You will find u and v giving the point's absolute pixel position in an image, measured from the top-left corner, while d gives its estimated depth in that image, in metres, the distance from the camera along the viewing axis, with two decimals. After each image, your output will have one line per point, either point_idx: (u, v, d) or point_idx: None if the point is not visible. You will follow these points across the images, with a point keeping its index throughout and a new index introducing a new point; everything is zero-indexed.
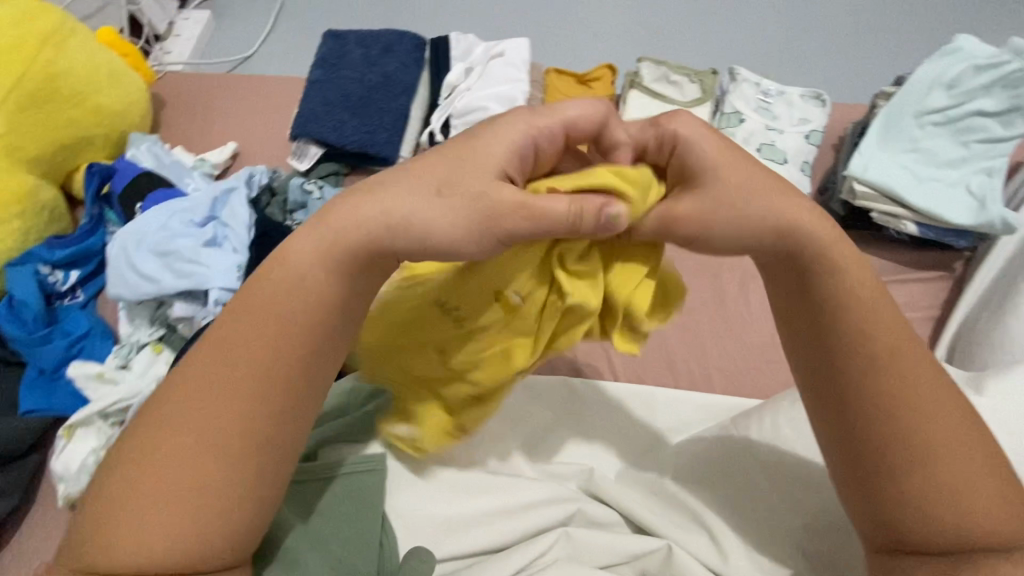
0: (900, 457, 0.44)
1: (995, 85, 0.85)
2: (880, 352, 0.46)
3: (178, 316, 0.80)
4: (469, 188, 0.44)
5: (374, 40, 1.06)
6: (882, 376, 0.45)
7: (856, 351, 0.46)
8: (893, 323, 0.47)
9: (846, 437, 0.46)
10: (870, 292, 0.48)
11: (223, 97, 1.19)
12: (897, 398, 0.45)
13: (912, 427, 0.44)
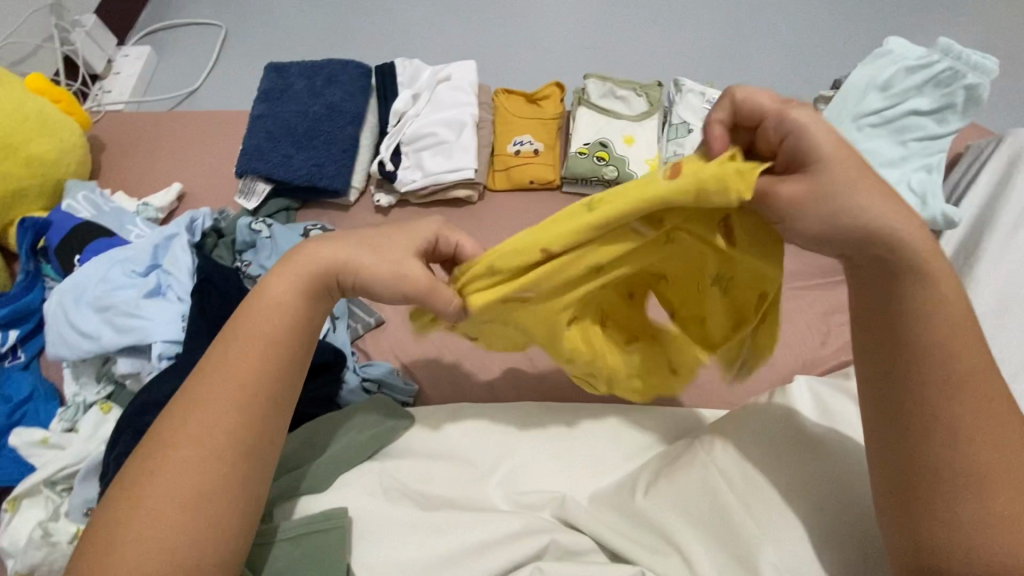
0: (949, 495, 0.44)
1: (927, 84, 0.86)
2: (956, 388, 0.45)
3: (123, 373, 0.75)
4: (394, 258, 0.54)
5: (318, 71, 1.05)
6: (960, 415, 0.45)
7: (935, 382, 0.45)
8: (973, 357, 0.46)
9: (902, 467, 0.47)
10: (957, 327, 0.46)
11: (165, 136, 1.15)
12: (965, 434, 0.45)
13: (974, 466, 0.44)
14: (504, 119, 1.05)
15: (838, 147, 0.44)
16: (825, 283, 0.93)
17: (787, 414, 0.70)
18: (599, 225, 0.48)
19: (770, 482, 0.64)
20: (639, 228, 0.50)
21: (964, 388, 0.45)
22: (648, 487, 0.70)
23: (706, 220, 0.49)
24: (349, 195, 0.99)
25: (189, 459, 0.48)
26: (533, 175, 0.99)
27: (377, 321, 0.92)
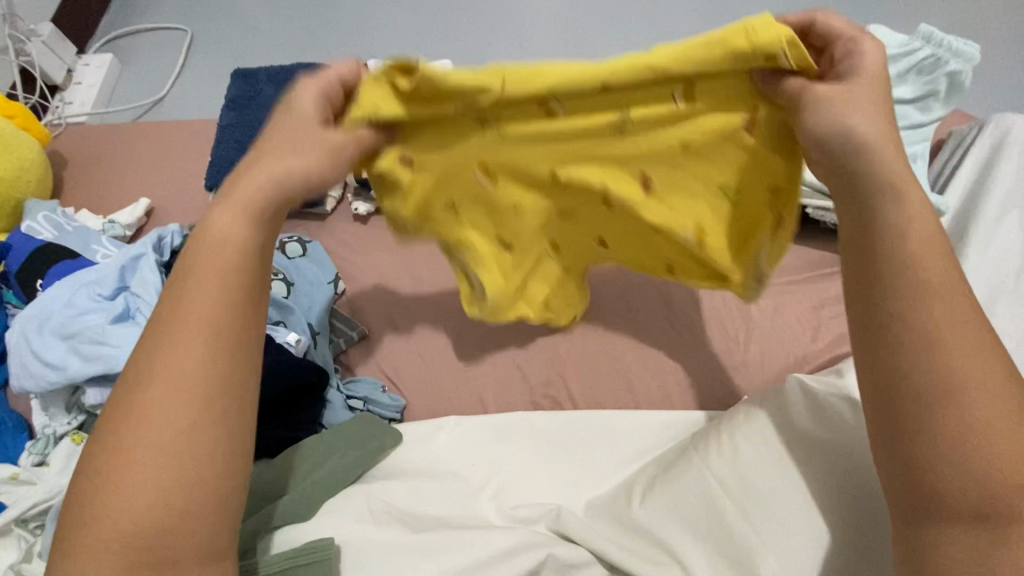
0: (930, 415, 0.41)
1: (909, 73, 0.83)
2: (945, 296, 0.43)
3: (92, 403, 0.72)
4: (293, 139, 0.51)
5: (287, 77, 1.01)
6: (947, 333, 0.42)
7: (907, 294, 0.43)
8: (958, 282, 0.43)
9: (881, 382, 0.43)
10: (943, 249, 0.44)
11: (131, 149, 1.10)
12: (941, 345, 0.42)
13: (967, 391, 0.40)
14: None
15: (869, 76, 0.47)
16: (814, 276, 0.92)
17: (780, 411, 0.69)
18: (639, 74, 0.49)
19: (768, 487, 0.62)
20: (676, 96, 0.51)
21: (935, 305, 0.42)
22: (643, 495, 0.69)
23: (745, 97, 0.51)
24: (326, 204, 0.98)
25: (162, 415, 0.42)
26: None
27: (360, 334, 0.88)
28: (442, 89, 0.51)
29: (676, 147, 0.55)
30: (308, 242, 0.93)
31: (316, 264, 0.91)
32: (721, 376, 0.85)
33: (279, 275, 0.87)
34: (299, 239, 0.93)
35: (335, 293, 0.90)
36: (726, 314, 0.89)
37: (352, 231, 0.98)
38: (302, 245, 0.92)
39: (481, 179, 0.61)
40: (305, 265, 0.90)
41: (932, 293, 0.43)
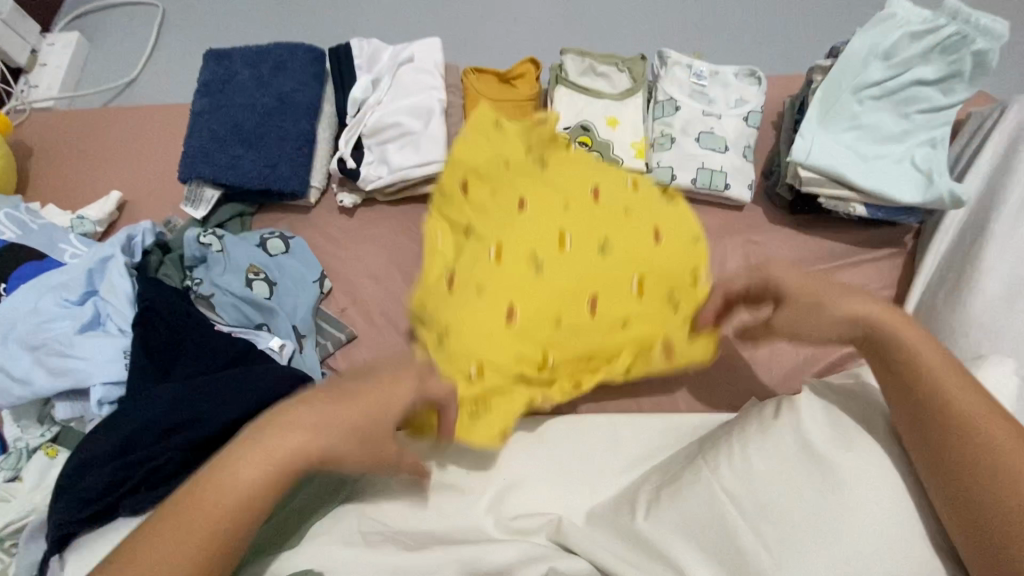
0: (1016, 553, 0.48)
1: (932, 52, 0.78)
2: (979, 424, 0.52)
3: (63, 418, 0.68)
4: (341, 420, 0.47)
5: (263, 57, 0.93)
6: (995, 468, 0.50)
7: (951, 428, 0.53)
8: (998, 424, 0.52)
9: (970, 530, 0.51)
10: (971, 393, 0.53)
11: (101, 137, 1.03)
12: (1000, 469, 0.50)
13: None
14: (474, 102, 0.95)
15: (866, 313, 0.57)
16: (826, 268, 0.88)
17: (798, 423, 0.62)
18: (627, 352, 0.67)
19: (780, 504, 0.58)
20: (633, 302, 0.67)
21: (966, 435, 0.52)
22: (648, 507, 0.65)
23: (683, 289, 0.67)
24: (310, 196, 0.90)
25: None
26: None
27: (348, 337, 0.83)
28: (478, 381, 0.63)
29: (617, 293, 0.64)
30: (291, 237, 0.87)
31: (300, 263, 0.85)
32: (727, 377, 0.82)
33: (261, 274, 0.82)
34: (280, 235, 0.86)
35: (322, 292, 0.85)
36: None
37: (337, 223, 0.91)
38: (285, 242, 0.86)
39: (491, 253, 0.64)
40: (288, 262, 0.84)
41: (954, 432, 0.53)
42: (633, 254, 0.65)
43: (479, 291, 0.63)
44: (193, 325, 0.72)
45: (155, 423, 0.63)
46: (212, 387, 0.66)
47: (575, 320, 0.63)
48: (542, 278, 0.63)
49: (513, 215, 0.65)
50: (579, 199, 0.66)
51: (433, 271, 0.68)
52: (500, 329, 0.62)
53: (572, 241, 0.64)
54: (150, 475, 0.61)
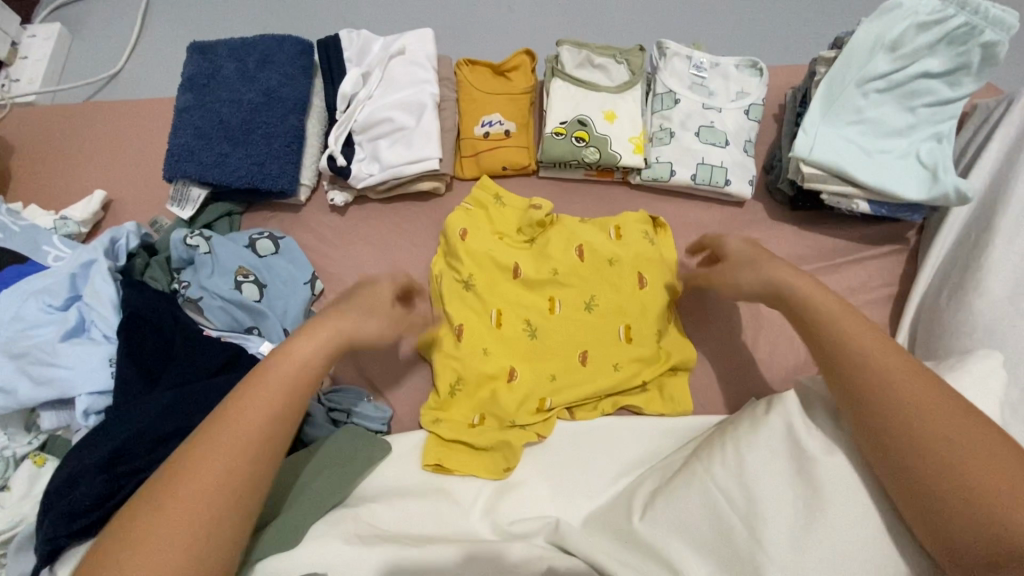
0: (923, 473, 0.50)
1: (940, 43, 0.75)
2: (878, 357, 0.56)
3: (48, 427, 0.67)
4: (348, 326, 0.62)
5: (249, 50, 0.90)
6: (897, 396, 0.53)
7: (852, 363, 0.57)
8: (891, 355, 0.56)
9: (888, 462, 0.52)
10: (874, 337, 0.58)
11: (84, 132, 1.00)
12: (900, 393, 0.53)
13: (934, 440, 0.50)
14: (468, 96, 0.93)
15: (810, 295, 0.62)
16: (827, 265, 0.87)
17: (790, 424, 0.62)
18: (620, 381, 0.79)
19: (777, 506, 0.57)
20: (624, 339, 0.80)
21: (863, 367, 0.56)
22: (644, 508, 0.65)
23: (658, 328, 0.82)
24: (299, 194, 0.88)
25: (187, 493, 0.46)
26: (506, 161, 0.90)
27: None
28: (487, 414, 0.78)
29: (600, 337, 0.80)
30: (281, 237, 0.84)
31: (290, 264, 0.83)
32: (726, 377, 0.81)
33: (251, 276, 0.80)
34: (269, 234, 0.84)
35: (314, 294, 0.83)
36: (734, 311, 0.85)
37: (329, 222, 0.89)
38: (274, 242, 0.84)
39: (493, 316, 0.81)
40: (278, 264, 0.82)
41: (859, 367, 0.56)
42: (613, 308, 0.81)
43: (485, 353, 0.79)
44: (181, 328, 0.70)
45: (144, 432, 0.61)
46: (203, 395, 0.64)
47: (565, 370, 0.79)
48: (537, 342, 0.80)
49: (510, 287, 0.82)
50: (568, 262, 0.83)
51: (446, 331, 0.81)
52: (503, 386, 0.78)
53: (561, 306, 0.82)
54: (142, 486, 0.60)
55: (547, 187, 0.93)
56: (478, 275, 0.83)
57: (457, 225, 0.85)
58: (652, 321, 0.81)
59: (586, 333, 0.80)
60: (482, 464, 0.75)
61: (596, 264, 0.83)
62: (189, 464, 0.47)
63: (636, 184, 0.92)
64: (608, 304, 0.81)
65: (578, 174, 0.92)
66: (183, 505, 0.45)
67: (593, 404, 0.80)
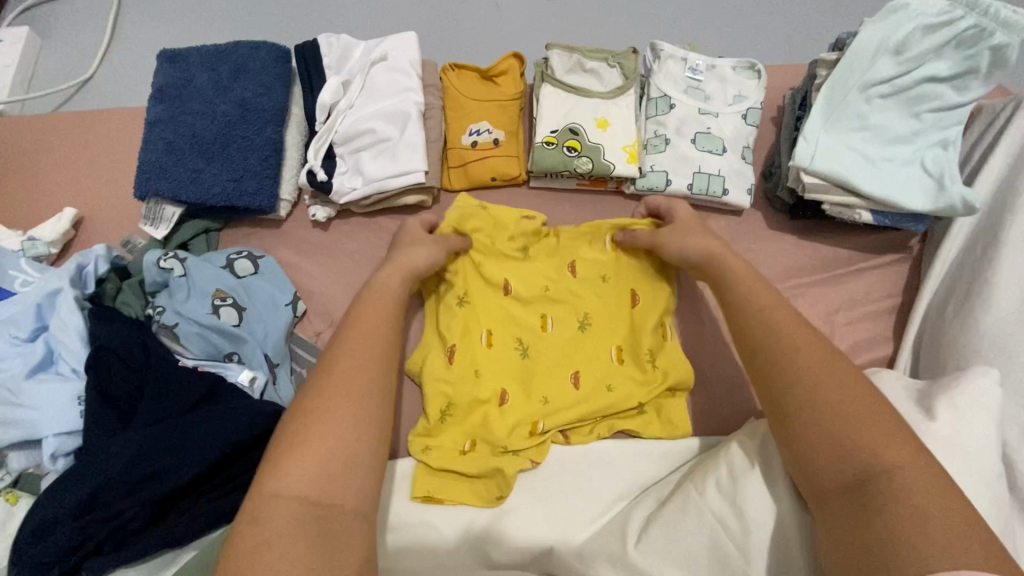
0: (797, 411, 0.55)
1: (948, 45, 0.72)
2: (763, 309, 0.62)
3: (19, 467, 0.64)
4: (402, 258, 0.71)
5: (222, 59, 0.85)
6: (780, 341, 0.59)
7: (748, 317, 0.63)
8: (780, 309, 0.62)
9: (771, 405, 0.58)
10: (769, 296, 0.64)
11: (52, 145, 0.96)
12: (781, 342, 0.59)
13: (798, 385, 0.55)
14: (454, 103, 0.89)
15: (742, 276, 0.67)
16: (829, 277, 0.84)
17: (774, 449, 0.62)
18: (618, 403, 0.76)
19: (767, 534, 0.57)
20: (616, 355, 0.79)
21: (755, 322, 0.62)
22: (639, 534, 0.62)
23: (660, 344, 0.79)
24: (279, 210, 0.84)
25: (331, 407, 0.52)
26: (495, 172, 0.86)
27: None
28: (483, 440, 0.74)
29: (596, 355, 0.78)
30: (260, 256, 0.80)
31: (271, 284, 0.79)
32: (727, 396, 0.79)
33: (229, 299, 0.76)
34: (248, 253, 0.80)
35: (296, 315, 0.79)
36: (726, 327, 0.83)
37: (311, 238, 0.86)
38: (253, 261, 0.80)
39: (484, 338, 0.78)
40: (258, 284, 0.79)
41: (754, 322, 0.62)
42: (606, 329, 0.80)
43: (477, 376, 0.76)
44: (155, 359, 0.67)
45: (116, 476, 0.58)
46: (179, 432, 0.61)
47: (559, 393, 0.77)
48: (529, 361, 0.78)
49: (502, 305, 0.80)
50: (562, 279, 0.82)
51: (439, 356, 0.78)
52: (495, 411, 0.75)
53: (553, 323, 0.80)
54: (116, 532, 0.57)
55: (538, 198, 0.90)
56: (471, 290, 0.80)
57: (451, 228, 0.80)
58: (649, 336, 0.79)
59: (581, 354, 0.78)
60: (475, 490, 0.72)
61: (593, 280, 0.82)
62: (331, 379, 0.54)
63: (630, 193, 0.89)
64: (604, 320, 0.80)
65: (570, 183, 0.89)
66: (343, 413, 0.52)
67: (592, 428, 0.76)
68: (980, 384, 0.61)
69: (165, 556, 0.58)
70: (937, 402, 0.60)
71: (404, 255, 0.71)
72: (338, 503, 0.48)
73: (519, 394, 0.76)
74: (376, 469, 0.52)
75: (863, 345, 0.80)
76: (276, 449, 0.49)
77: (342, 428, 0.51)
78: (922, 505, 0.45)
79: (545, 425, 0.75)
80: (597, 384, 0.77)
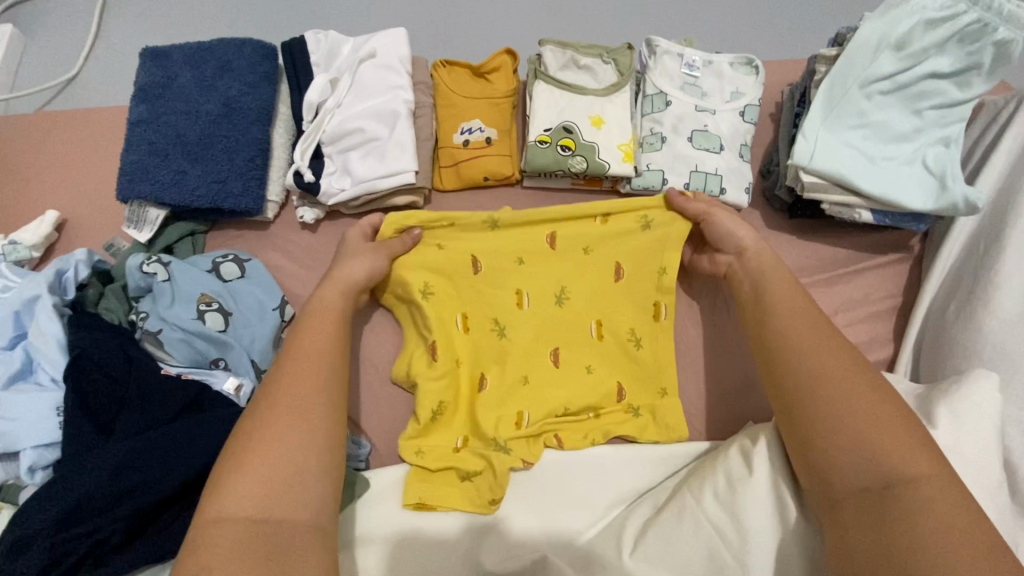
0: (809, 414, 0.55)
1: (950, 41, 0.70)
2: (782, 316, 0.62)
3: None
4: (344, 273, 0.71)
5: (206, 56, 0.83)
6: (798, 348, 0.59)
7: (769, 323, 0.63)
8: (800, 314, 0.62)
9: (783, 407, 0.58)
10: (798, 304, 0.63)
11: (35, 144, 0.94)
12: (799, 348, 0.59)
13: (824, 397, 0.55)
14: (445, 101, 0.87)
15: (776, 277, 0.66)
16: (828, 277, 0.82)
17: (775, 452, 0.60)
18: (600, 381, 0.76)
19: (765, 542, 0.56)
20: (597, 330, 0.78)
21: (777, 327, 0.62)
22: (635, 542, 0.61)
23: (647, 317, 0.78)
24: (266, 212, 0.82)
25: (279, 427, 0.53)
26: (487, 171, 0.84)
27: None
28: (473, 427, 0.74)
29: (577, 334, 0.77)
30: (247, 260, 0.78)
31: (257, 288, 0.77)
32: (724, 399, 0.77)
33: (214, 304, 0.74)
34: (234, 257, 0.78)
35: (283, 320, 0.77)
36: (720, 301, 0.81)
37: (299, 241, 0.84)
38: (240, 265, 0.78)
39: (460, 322, 0.77)
40: (244, 288, 0.77)
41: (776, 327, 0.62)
42: (588, 304, 0.78)
43: (460, 364, 0.75)
44: (137, 367, 0.65)
45: (96, 489, 0.56)
46: (161, 443, 0.59)
47: (539, 370, 0.76)
48: (507, 341, 0.76)
49: (473, 285, 0.77)
50: (534, 252, 0.78)
51: (422, 350, 0.76)
52: (477, 397, 0.74)
53: (528, 299, 0.77)
54: (96, 547, 0.55)
55: (531, 198, 0.88)
56: (434, 276, 0.77)
57: (395, 231, 0.77)
58: (630, 310, 0.78)
59: (563, 332, 0.77)
60: (467, 494, 0.70)
61: (569, 256, 0.78)
62: (277, 399, 0.56)
63: (626, 192, 0.87)
64: (587, 295, 0.78)
65: (564, 183, 0.87)
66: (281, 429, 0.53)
67: (584, 408, 0.76)
68: (983, 389, 0.59)
69: (156, 567, 0.58)
70: (936, 407, 0.59)
71: (349, 269, 0.71)
72: (286, 519, 0.49)
73: (503, 378, 0.75)
74: (325, 477, 0.52)
75: (862, 347, 0.79)
76: (225, 471, 0.51)
77: (280, 442, 0.52)
78: (941, 515, 0.46)
79: (527, 410, 0.74)
80: (581, 365, 0.77)
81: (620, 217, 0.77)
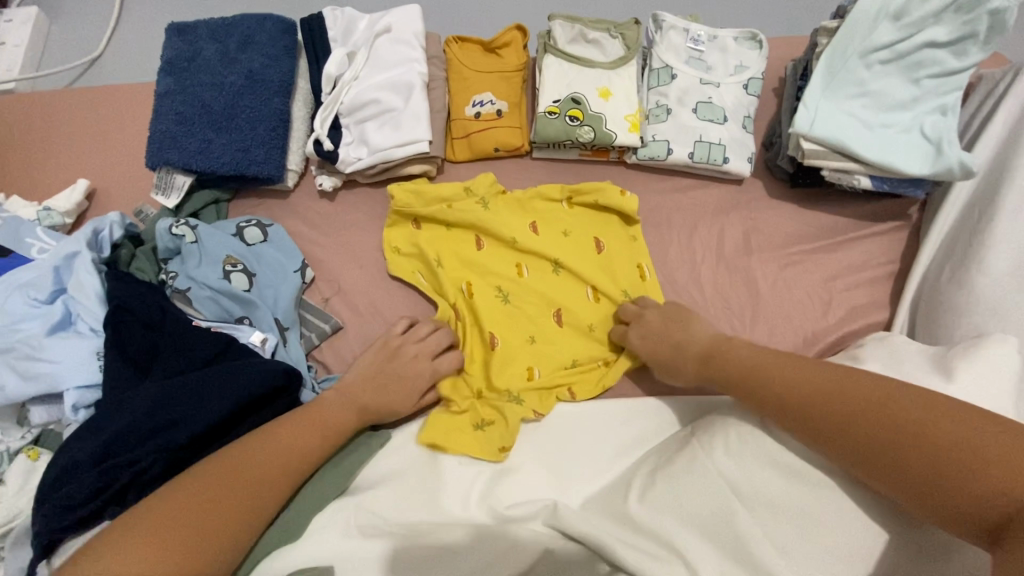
0: (875, 450, 0.51)
1: (947, 10, 0.73)
2: (759, 377, 0.61)
3: (40, 422, 0.67)
4: None
5: (230, 31, 0.86)
6: (801, 396, 0.56)
7: (761, 388, 0.60)
8: (774, 362, 0.61)
9: (851, 460, 0.53)
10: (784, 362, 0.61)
11: (65, 119, 0.98)
12: (802, 399, 0.56)
13: (879, 428, 0.51)
14: (457, 75, 0.90)
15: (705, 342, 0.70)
16: (829, 244, 0.85)
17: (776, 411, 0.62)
18: (599, 341, 0.80)
19: (766, 493, 0.57)
20: (592, 293, 0.82)
21: (760, 385, 0.61)
22: (644, 491, 0.62)
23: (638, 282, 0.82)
24: (287, 180, 0.86)
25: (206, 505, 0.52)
26: (498, 142, 0.87)
27: (334, 327, 0.80)
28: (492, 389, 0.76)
29: (576, 299, 0.81)
30: (269, 225, 0.82)
31: (280, 252, 0.81)
32: None
33: (240, 265, 0.78)
34: (258, 222, 0.82)
35: (304, 281, 0.81)
36: (720, 262, 0.84)
37: (318, 208, 0.87)
38: (263, 229, 0.82)
39: (464, 288, 0.81)
40: (268, 252, 0.80)
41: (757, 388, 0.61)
42: (588, 270, 0.82)
43: (477, 325, 0.79)
44: (170, 320, 0.69)
45: (136, 426, 0.60)
46: (194, 385, 0.63)
47: (544, 330, 0.79)
48: (511, 305, 0.80)
49: (476, 258, 0.82)
50: (519, 232, 0.83)
51: (435, 314, 0.80)
52: (491, 357, 0.77)
53: (528, 270, 0.82)
54: (135, 480, 0.59)
55: (541, 168, 0.91)
56: (439, 248, 0.83)
57: (404, 197, 0.83)
58: (629, 269, 0.83)
59: (561, 293, 0.81)
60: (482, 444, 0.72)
61: (553, 235, 0.84)
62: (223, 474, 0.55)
63: (632, 163, 0.90)
64: (580, 263, 0.82)
65: (573, 154, 0.90)
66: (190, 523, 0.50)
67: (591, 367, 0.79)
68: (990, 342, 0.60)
69: None
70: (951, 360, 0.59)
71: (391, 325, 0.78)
72: None
73: (514, 339, 0.78)
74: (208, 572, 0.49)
75: (861, 310, 0.81)
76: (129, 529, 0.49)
77: (193, 549, 0.49)
78: None
79: (535, 370, 0.77)
80: (588, 327, 0.80)
81: (585, 201, 0.85)
